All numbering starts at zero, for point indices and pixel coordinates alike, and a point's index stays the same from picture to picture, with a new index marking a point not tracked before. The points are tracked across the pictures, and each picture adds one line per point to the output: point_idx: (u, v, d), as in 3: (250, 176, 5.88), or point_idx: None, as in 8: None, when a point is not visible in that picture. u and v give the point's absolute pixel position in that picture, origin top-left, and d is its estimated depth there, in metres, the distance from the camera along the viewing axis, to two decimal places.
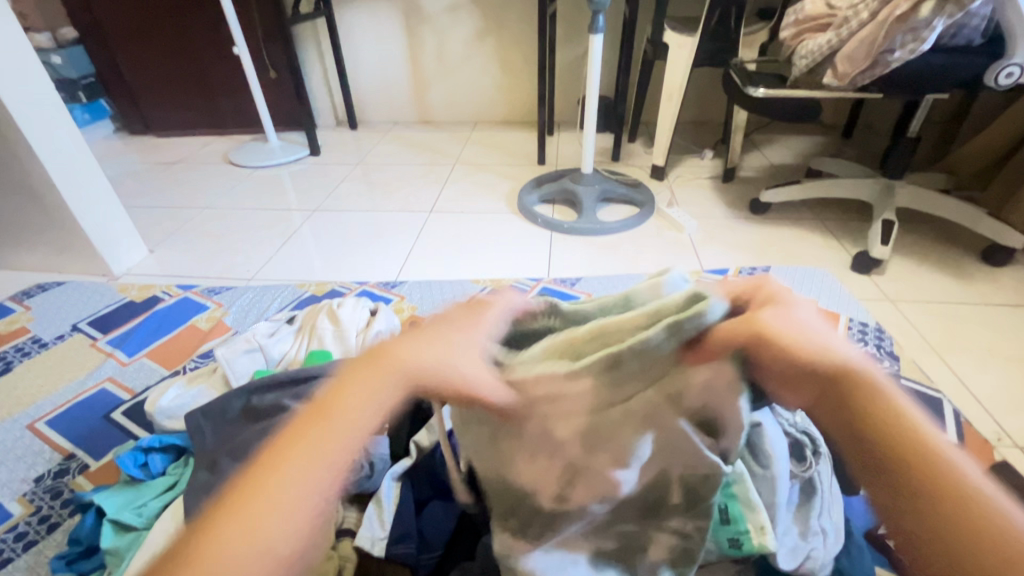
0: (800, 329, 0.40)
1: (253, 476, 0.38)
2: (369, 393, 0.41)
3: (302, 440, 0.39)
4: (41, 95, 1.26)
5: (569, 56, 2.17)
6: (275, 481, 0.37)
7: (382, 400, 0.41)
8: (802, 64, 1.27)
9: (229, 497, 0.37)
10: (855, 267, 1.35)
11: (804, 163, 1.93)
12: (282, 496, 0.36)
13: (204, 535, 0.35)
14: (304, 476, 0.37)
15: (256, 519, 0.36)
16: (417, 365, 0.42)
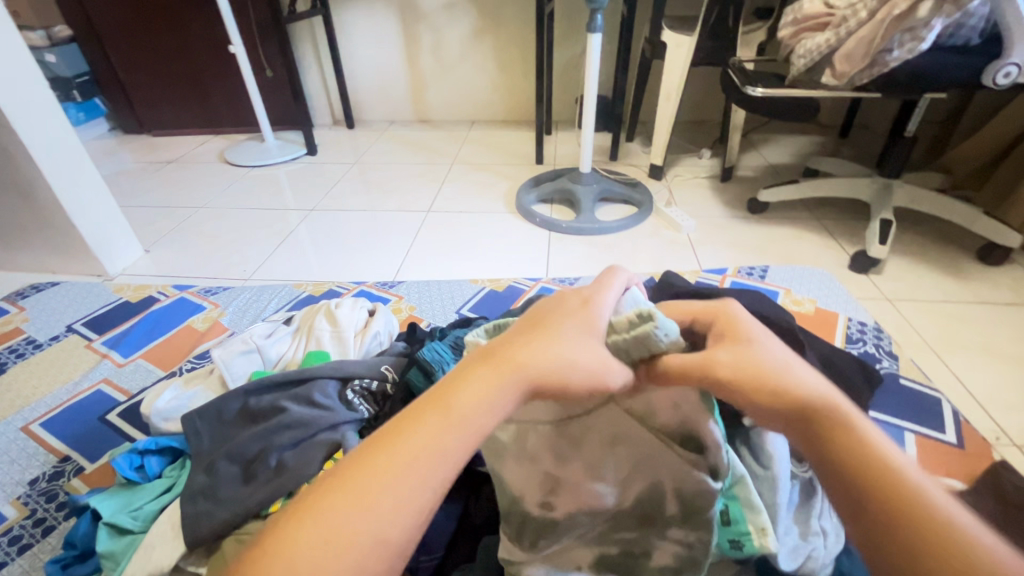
0: (766, 363, 0.43)
1: (370, 459, 0.38)
2: (488, 392, 0.41)
3: (421, 429, 0.39)
4: (34, 94, 1.24)
5: (567, 55, 2.17)
6: (394, 467, 0.38)
7: (499, 400, 0.41)
8: (800, 64, 1.27)
9: (342, 473, 0.38)
10: (852, 267, 1.35)
11: (801, 162, 1.93)
12: (392, 484, 0.37)
13: (314, 511, 0.36)
14: (422, 468, 0.38)
15: (371, 502, 0.36)
16: (535, 363, 0.42)
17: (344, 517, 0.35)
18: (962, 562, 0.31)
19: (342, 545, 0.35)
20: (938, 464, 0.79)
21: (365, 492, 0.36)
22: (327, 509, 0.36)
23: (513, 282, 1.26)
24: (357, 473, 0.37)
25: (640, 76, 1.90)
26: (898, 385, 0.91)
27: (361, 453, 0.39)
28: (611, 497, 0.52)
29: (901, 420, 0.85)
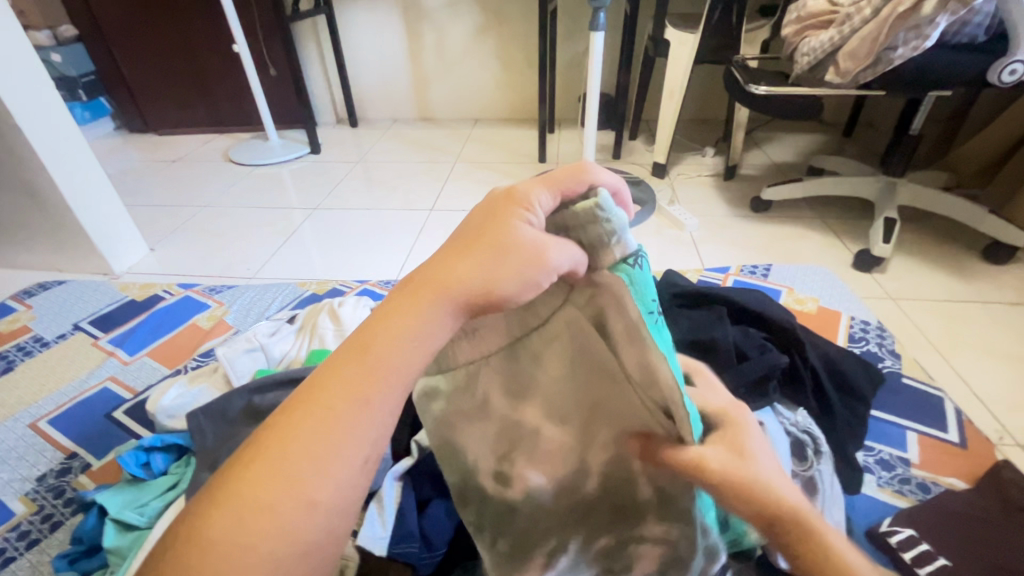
0: (753, 475, 0.42)
1: (284, 424, 0.33)
2: (420, 318, 0.36)
3: (339, 380, 0.34)
4: (40, 93, 1.25)
5: (570, 53, 2.17)
6: (314, 427, 0.33)
7: (431, 333, 0.36)
8: (804, 62, 1.27)
9: (254, 447, 0.33)
10: (856, 265, 1.35)
11: (805, 161, 1.93)
12: (327, 439, 0.33)
13: (228, 495, 0.31)
14: (349, 419, 0.33)
15: (289, 476, 0.31)
16: (467, 287, 0.37)
17: (278, 486, 0.31)
18: None
19: (268, 519, 0.30)
20: (939, 463, 0.79)
21: (297, 455, 0.32)
22: (256, 480, 0.31)
23: None
24: (280, 438, 0.32)
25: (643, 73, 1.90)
26: (901, 384, 0.91)
27: (283, 417, 0.34)
28: (604, 501, 0.50)
29: (903, 419, 0.85)
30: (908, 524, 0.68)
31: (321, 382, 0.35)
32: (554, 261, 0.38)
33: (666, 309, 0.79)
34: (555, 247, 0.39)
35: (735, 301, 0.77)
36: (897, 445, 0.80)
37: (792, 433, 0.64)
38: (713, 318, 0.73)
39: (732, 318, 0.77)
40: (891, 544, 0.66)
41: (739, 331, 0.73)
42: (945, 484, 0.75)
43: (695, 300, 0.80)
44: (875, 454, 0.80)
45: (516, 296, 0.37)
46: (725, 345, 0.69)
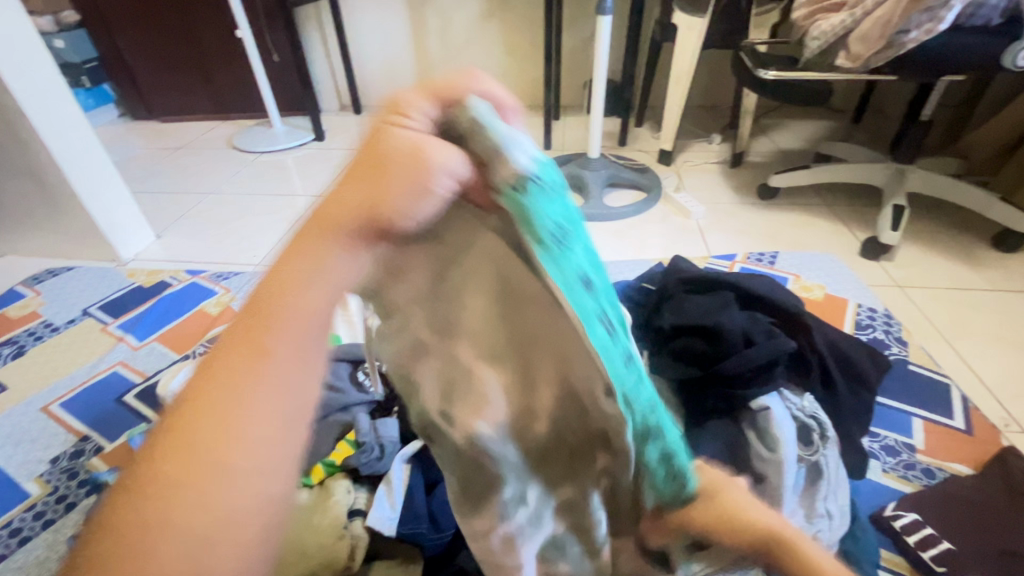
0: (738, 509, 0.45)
1: (189, 405, 0.29)
2: (323, 259, 0.31)
3: (239, 345, 0.30)
4: (46, 79, 1.25)
5: (576, 38, 2.14)
6: (228, 399, 0.28)
7: (343, 272, 0.31)
8: (814, 46, 1.25)
9: (167, 433, 0.28)
10: (863, 253, 1.34)
11: (813, 147, 1.91)
12: (238, 419, 0.28)
13: (144, 491, 0.27)
14: (263, 386, 0.29)
15: (216, 456, 0.27)
16: (363, 206, 0.31)
17: (198, 485, 0.27)
18: None
19: (205, 505, 0.27)
20: (944, 448, 0.79)
21: (210, 439, 0.28)
22: (167, 484, 0.27)
23: None
24: (181, 432, 0.28)
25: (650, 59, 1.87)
26: (906, 371, 0.91)
27: (179, 413, 0.29)
28: None
29: (908, 405, 0.85)
30: (912, 509, 0.69)
31: (211, 362, 0.30)
32: (436, 161, 0.31)
33: (673, 295, 0.79)
34: (436, 145, 0.32)
35: (742, 286, 0.77)
36: (902, 431, 0.81)
37: (799, 418, 0.65)
38: (721, 302, 0.73)
39: (740, 303, 0.77)
40: (895, 529, 0.67)
41: (746, 316, 0.73)
42: (949, 470, 0.75)
43: (702, 285, 0.80)
44: (879, 440, 0.80)
45: (409, 213, 0.31)
46: (734, 329, 0.69)
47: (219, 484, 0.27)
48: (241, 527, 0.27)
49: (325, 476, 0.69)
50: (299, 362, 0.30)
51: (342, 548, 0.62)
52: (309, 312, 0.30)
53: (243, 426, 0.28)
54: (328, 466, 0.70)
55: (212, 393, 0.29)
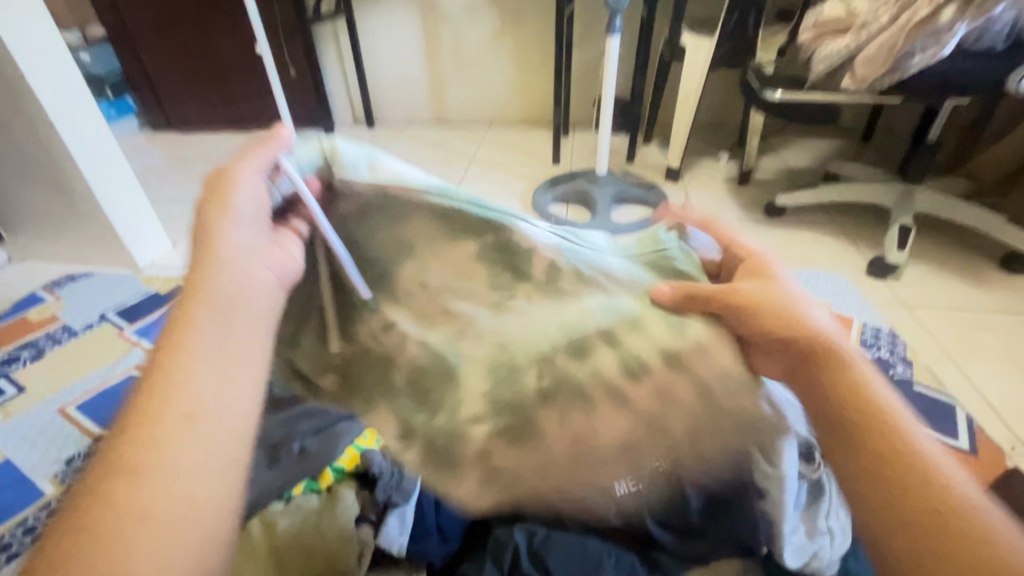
0: (785, 298, 0.53)
1: (152, 388, 0.44)
2: (210, 323, 0.48)
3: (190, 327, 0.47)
4: (77, 93, 1.31)
5: (586, 57, 2.19)
6: (177, 380, 0.44)
7: (227, 317, 0.48)
8: (821, 68, 1.26)
9: (140, 406, 0.43)
10: (870, 272, 1.34)
11: (820, 166, 1.92)
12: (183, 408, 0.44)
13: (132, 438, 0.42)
14: (195, 369, 0.45)
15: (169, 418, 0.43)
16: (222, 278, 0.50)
17: (122, 498, 0.40)
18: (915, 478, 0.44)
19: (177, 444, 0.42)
20: None
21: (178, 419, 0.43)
22: (152, 418, 0.43)
23: None
24: (121, 474, 0.40)
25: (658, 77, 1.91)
26: (911, 392, 0.92)
27: (130, 425, 0.43)
28: None
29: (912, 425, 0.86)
30: None
31: (140, 389, 0.45)
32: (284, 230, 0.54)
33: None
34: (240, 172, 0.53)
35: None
36: None
37: None
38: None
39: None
40: None
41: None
42: None
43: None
44: None
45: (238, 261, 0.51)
46: None
47: (157, 477, 0.41)
48: (160, 517, 0.40)
49: (333, 481, 0.70)
50: (233, 364, 0.47)
51: (352, 552, 0.63)
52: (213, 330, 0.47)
53: (188, 389, 0.44)
54: (336, 471, 0.70)
55: (159, 388, 0.44)
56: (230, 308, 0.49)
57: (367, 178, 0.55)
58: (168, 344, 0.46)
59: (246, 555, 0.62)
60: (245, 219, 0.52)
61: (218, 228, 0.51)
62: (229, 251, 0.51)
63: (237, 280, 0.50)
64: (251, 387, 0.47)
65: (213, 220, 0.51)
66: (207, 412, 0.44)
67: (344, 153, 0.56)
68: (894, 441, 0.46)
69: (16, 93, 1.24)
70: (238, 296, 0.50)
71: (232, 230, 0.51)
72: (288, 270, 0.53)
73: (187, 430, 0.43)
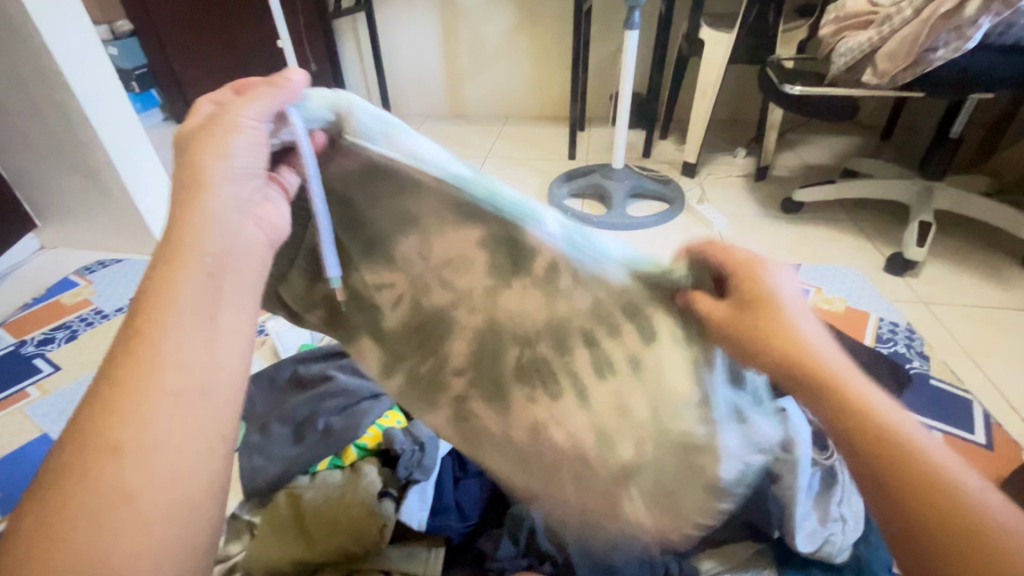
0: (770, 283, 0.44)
1: (131, 351, 0.37)
2: (191, 282, 0.40)
3: (171, 285, 0.40)
4: (108, 86, 1.35)
5: (603, 53, 2.20)
6: (154, 348, 0.37)
7: (213, 279, 0.41)
8: (841, 62, 1.24)
9: (106, 377, 0.36)
10: (888, 269, 1.34)
11: (838, 163, 1.91)
12: (154, 381, 0.37)
13: (102, 407, 0.35)
14: (179, 338, 0.38)
15: (146, 389, 0.36)
16: (205, 235, 0.42)
17: (105, 478, 0.33)
18: (944, 499, 0.35)
19: (150, 413, 0.36)
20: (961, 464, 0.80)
21: (142, 395, 0.36)
22: (127, 390, 0.36)
23: None
24: (98, 452, 0.34)
25: (676, 72, 1.91)
26: (927, 386, 0.92)
27: (102, 400, 0.36)
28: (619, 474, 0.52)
29: (927, 418, 0.86)
30: None
31: (116, 353, 0.38)
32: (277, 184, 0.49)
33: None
34: (236, 109, 0.45)
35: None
36: None
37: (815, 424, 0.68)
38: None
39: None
40: None
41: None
42: None
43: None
44: None
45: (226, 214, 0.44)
46: None
47: (147, 457, 0.35)
48: (154, 504, 0.34)
49: (356, 458, 0.71)
50: (222, 333, 0.40)
51: (374, 527, 0.63)
52: (195, 291, 0.40)
53: (171, 355, 0.38)
54: (359, 448, 0.71)
55: (140, 353, 0.37)
56: (222, 265, 0.42)
57: (381, 152, 0.47)
58: (145, 308, 0.39)
59: (278, 529, 0.65)
60: (240, 166, 0.45)
61: (209, 173, 0.44)
62: (224, 196, 0.44)
63: (228, 237, 0.43)
64: (242, 361, 0.41)
65: (203, 160, 0.44)
66: (201, 385, 0.38)
67: (361, 116, 0.47)
68: (909, 455, 0.37)
69: (50, 85, 1.29)
70: (230, 251, 0.43)
71: (221, 168, 0.44)
72: (280, 231, 0.48)
73: (178, 409, 0.36)
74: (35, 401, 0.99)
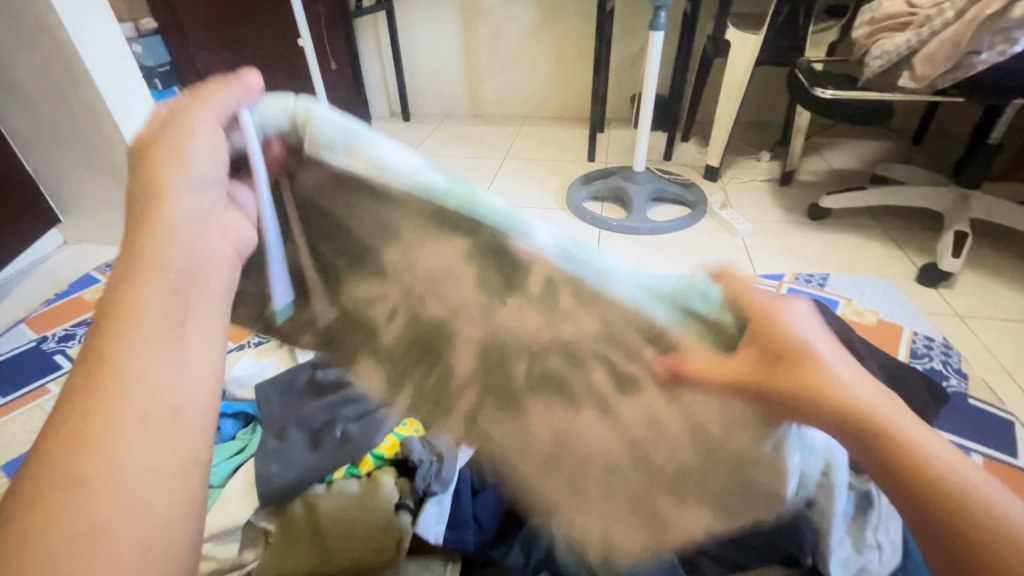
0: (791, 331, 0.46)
1: (92, 373, 0.36)
2: (157, 297, 0.40)
3: (136, 303, 0.39)
4: (130, 83, 1.35)
5: (625, 53, 2.16)
6: (121, 360, 0.37)
7: (174, 295, 0.41)
8: (876, 65, 1.21)
9: (72, 395, 0.36)
10: (920, 279, 1.29)
11: (867, 168, 1.86)
12: (120, 396, 0.36)
13: (67, 429, 0.34)
14: (147, 349, 0.38)
15: (112, 405, 0.35)
16: (171, 251, 0.42)
17: (81, 509, 0.32)
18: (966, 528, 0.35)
19: (119, 431, 0.35)
20: None
21: (109, 412, 0.35)
22: (90, 411, 0.35)
23: None
24: (67, 483, 0.32)
25: (700, 73, 1.87)
26: (966, 405, 0.88)
27: (64, 432, 0.34)
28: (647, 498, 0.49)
29: (968, 440, 0.82)
30: None
31: (79, 380, 0.37)
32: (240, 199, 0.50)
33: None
34: (196, 122, 0.46)
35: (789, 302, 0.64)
36: None
37: None
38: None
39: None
40: None
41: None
42: None
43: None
44: None
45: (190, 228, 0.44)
46: None
47: (120, 478, 0.33)
48: (130, 529, 0.32)
49: (373, 467, 0.70)
50: (188, 357, 0.40)
51: (389, 541, 0.63)
52: (159, 306, 0.40)
53: (136, 372, 0.37)
54: (376, 457, 0.70)
55: (102, 379, 0.36)
56: (189, 281, 0.42)
57: (344, 163, 0.51)
58: (104, 338, 0.38)
59: (292, 542, 0.63)
60: (198, 176, 0.46)
61: (166, 185, 0.44)
62: (181, 212, 0.44)
63: (190, 250, 0.44)
64: (211, 376, 0.41)
65: (162, 171, 0.44)
66: (173, 409, 0.37)
67: (320, 123, 0.50)
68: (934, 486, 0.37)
69: (75, 82, 1.30)
70: (193, 270, 0.43)
71: (181, 189, 0.45)
72: (244, 240, 0.50)
73: (147, 428, 0.35)
74: (56, 398, 1.00)
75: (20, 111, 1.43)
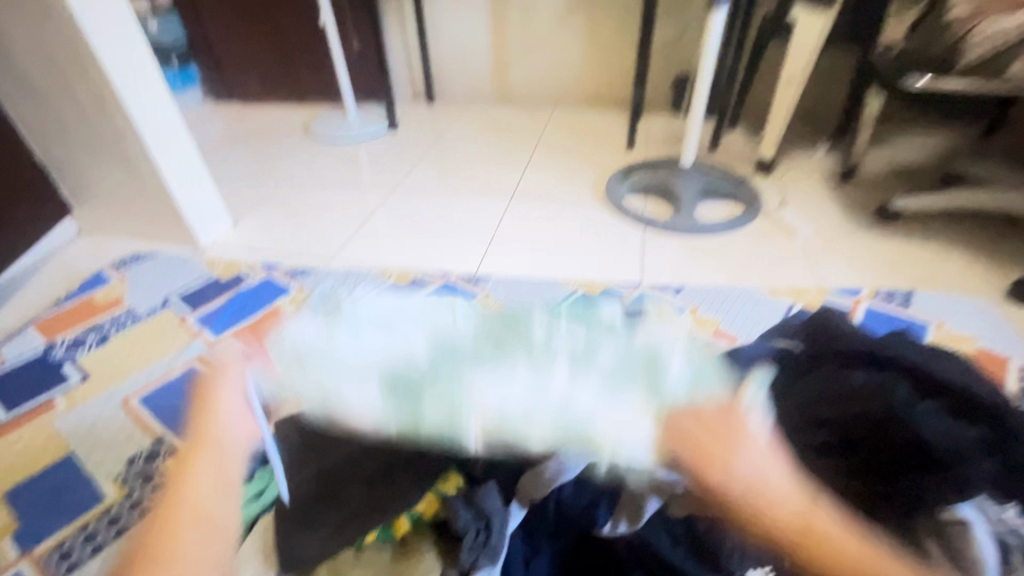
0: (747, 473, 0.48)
1: (166, 508, 0.54)
2: (203, 470, 0.56)
3: (191, 468, 0.57)
4: (141, 66, 1.26)
5: (667, 33, 2.00)
6: (176, 523, 0.53)
7: (218, 474, 0.57)
8: (978, 50, 1.06)
9: (154, 527, 0.54)
10: (1013, 296, 1.15)
11: (937, 163, 1.68)
12: (174, 545, 0.52)
13: (145, 552, 0.52)
14: (192, 529, 0.53)
15: (169, 545, 0.52)
16: (217, 438, 0.59)
17: None
18: None
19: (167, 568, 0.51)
20: None
21: (164, 555, 0.52)
22: (159, 543, 0.52)
23: (607, 288, 1.17)
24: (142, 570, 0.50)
25: (754, 56, 1.70)
26: None
27: (148, 539, 0.53)
28: None
29: None
30: None
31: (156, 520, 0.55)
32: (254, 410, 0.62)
33: (818, 373, 0.57)
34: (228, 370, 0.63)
35: (911, 361, 0.54)
36: None
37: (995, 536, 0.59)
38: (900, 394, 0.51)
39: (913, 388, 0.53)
40: None
41: (937, 408, 0.50)
42: None
43: (866, 365, 0.56)
44: None
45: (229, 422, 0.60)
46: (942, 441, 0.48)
47: None
48: None
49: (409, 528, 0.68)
50: (226, 493, 0.56)
51: None
52: (208, 480, 0.56)
53: (188, 530, 0.53)
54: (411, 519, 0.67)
55: (166, 530, 0.53)
56: (222, 454, 0.58)
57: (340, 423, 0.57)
58: (176, 478, 0.56)
59: None
60: (234, 404, 0.62)
61: (213, 403, 0.61)
62: (227, 413, 0.61)
63: (230, 436, 0.60)
64: (233, 523, 0.56)
65: (213, 398, 0.62)
66: (211, 530, 0.54)
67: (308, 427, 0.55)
68: None
69: (83, 64, 1.20)
70: (228, 445, 0.59)
71: (227, 401, 0.61)
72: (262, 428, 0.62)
73: (188, 558, 0.52)
74: (62, 416, 0.92)
75: (28, 94, 1.34)
